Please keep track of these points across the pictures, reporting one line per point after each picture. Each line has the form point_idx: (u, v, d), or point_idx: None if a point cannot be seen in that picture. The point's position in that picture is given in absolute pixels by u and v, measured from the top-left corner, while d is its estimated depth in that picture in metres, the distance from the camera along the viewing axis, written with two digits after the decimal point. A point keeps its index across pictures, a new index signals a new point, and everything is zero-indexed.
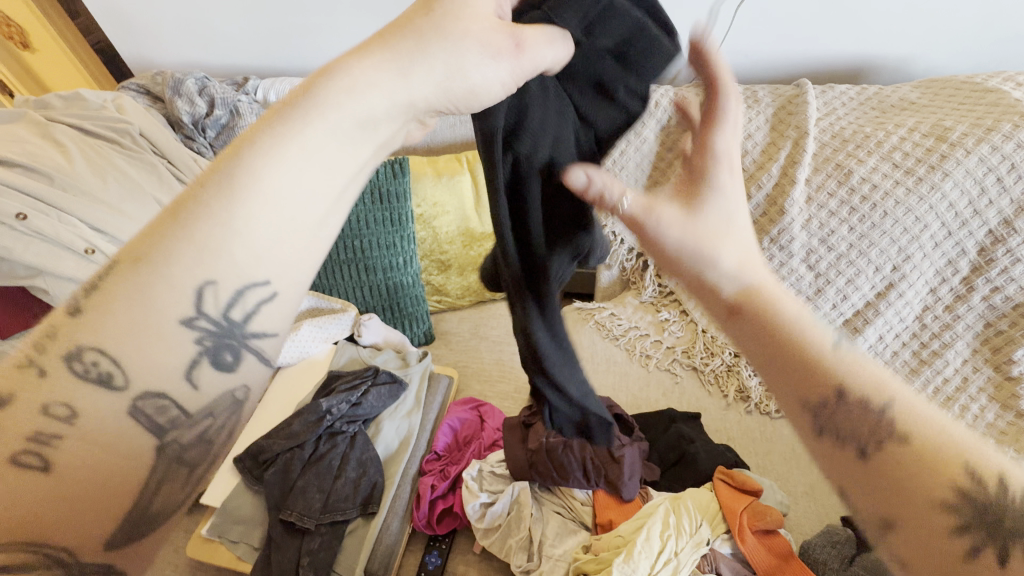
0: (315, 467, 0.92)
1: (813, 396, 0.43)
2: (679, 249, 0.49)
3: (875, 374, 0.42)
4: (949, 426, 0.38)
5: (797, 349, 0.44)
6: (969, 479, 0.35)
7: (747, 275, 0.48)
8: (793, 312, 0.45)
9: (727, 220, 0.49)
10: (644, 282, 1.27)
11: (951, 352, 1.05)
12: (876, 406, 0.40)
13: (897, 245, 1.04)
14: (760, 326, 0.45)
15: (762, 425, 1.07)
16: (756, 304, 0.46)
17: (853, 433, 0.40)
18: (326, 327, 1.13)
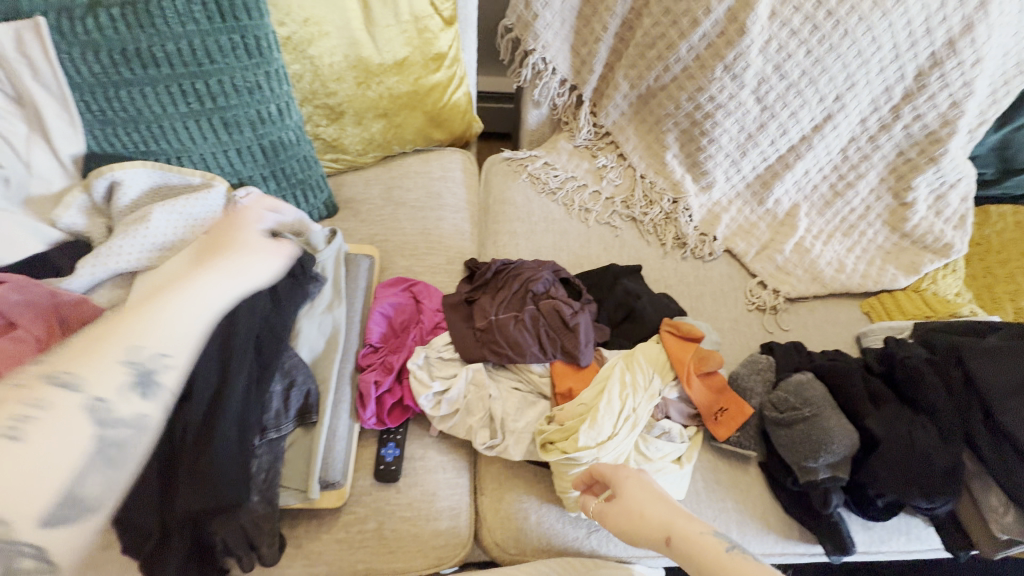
0: (229, 386, 0.72)
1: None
2: (636, 514, 0.63)
3: (713, 542, 0.56)
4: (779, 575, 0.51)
5: (698, 551, 0.56)
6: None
7: (661, 509, 0.62)
8: (713, 548, 0.55)
9: (642, 491, 0.65)
10: (578, 122, 1.16)
11: (863, 183, 1.10)
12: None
13: (846, 71, 0.97)
14: (679, 539, 0.58)
15: (695, 270, 1.10)
16: (685, 542, 0.57)
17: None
18: (188, 209, 0.83)
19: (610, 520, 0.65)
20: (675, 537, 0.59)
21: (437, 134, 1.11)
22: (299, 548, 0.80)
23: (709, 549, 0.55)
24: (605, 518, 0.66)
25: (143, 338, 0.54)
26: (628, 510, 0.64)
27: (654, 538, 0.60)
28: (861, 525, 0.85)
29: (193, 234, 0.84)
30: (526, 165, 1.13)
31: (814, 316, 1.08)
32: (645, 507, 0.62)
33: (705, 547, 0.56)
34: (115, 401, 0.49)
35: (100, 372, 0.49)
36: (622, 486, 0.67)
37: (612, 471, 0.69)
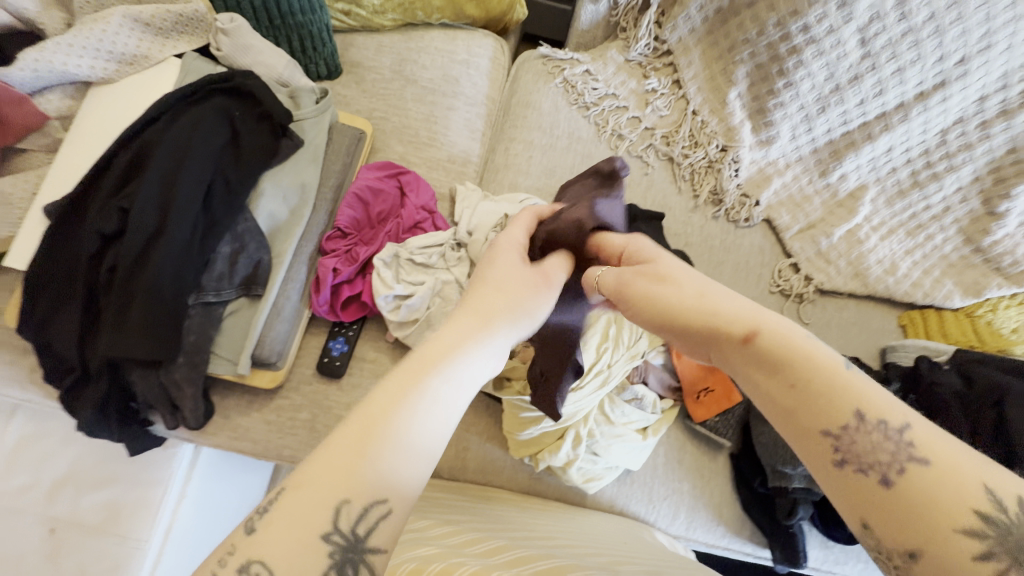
0: (166, 226, 0.66)
1: (828, 419, 0.36)
2: (694, 299, 0.47)
3: (841, 372, 0.37)
4: (944, 441, 0.33)
5: (804, 363, 0.38)
6: (992, 505, 0.29)
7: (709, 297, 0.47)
8: (828, 363, 0.38)
9: (692, 278, 0.50)
10: (638, 30, 0.97)
11: (951, 178, 0.90)
12: (893, 429, 0.34)
13: (985, 26, 0.77)
14: (771, 352, 0.40)
15: (723, 234, 0.96)
16: (772, 342, 0.40)
17: (872, 460, 0.33)
18: (157, 23, 0.75)
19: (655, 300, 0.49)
20: (766, 329, 0.41)
21: (470, 8, 0.94)
22: (227, 420, 0.76)
23: (821, 364, 0.38)
24: (645, 298, 0.50)
25: (368, 475, 0.33)
26: (666, 293, 0.49)
27: (729, 333, 0.43)
28: (818, 543, 0.79)
29: (159, 52, 0.76)
30: (563, 69, 0.96)
31: (841, 316, 0.95)
32: (711, 300, 0.46)
33: (812, 364, 0.38)
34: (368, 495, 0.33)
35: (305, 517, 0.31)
36: (662, 261, 0.53)
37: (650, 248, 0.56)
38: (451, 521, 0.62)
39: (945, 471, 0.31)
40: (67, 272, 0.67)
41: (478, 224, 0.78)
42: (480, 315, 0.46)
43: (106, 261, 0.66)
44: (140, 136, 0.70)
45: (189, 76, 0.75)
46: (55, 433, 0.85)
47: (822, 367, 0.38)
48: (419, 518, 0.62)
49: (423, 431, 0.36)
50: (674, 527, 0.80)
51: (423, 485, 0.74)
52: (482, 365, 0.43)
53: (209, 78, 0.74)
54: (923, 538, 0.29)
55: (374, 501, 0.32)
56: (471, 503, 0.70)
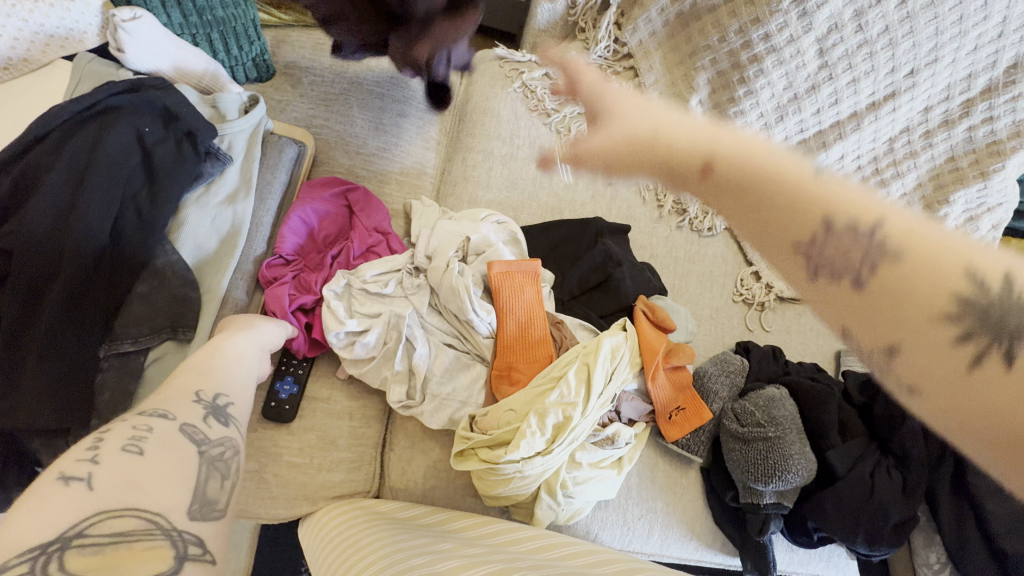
0: (62, 270, 0.55)
1: (795, 234, 0.36)
2: (752, 172, 0.36)
3: (908, 219, 0.34)
4: (896, 211, 0.34)
5: (796, 185, 0.36)
6: (972, 286, 0.30)
7: (778, 156, 0.37)
8: (798, 172, 0.36)
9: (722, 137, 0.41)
10: (598, 32, 0.93)
11: (898, 184, 0.93)
12: (869, 227, 0.34)
13: (935, 40, 0.79)
14: (763, 211, 0.36)
15: (687, 245, 0.95)
16: (737, 159, 0.37)
17: (844, 265, 0.34)
18: (37, 19, 0.62)
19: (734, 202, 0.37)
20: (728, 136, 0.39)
21: None
22: None
23: (777, 158, 0.37)
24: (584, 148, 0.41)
25: (213, 380, 0.48)
26: (744, 160, 0.37)
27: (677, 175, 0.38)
28: (784, 547, 0.81)
29: (43, 55, 0.65)
30: (521, 72, 0.91)
31: (800, 322, 0.96)
32: (829, 199, 0.35)
33: (781, 173, 0.36)
34: (198, 429, 0.41)
35: (183, 407, 0.42)
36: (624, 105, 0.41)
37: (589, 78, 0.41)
38: (461, 556, 0.56)
39: (919, 249, 0.32)
40: None
41: (437, 247, 0.74)
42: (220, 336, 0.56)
43: None
44: (25, 156, 0.59)
45: (84, 84, 0.64)
46: None
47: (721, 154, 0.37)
48: (422, 553, 0.56)
49: (249, 365, 0.55)
50: (649, 545, 0.79)
51: (403, 504, 0.71)
52: (248, 353, 0.56)
53: (108, 85, 0.63)
54: (901, 329, 0.31)
55: (217, 395, 0.47)
56: (478, 530, 0.66)
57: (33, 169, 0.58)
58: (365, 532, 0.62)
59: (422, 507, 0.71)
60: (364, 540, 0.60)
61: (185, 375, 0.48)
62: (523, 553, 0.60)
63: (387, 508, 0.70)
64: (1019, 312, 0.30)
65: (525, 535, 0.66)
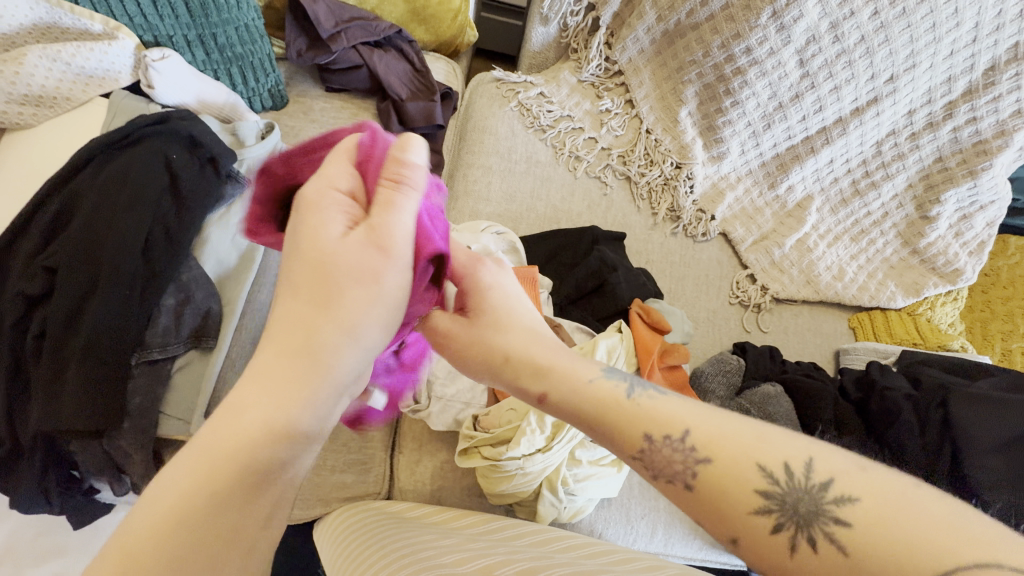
0: (98, 286, 0.61)
1: (627, 449, 0.41)
2: (600, 403, 0.43)
3: (680, 411, 0.40)
4: (688, 417, 0.40)
5: (586, 390, 0.44)
6: (768, 481, 0.35)
7: (585, 376, 0.45)
8: (611, 393, 0.43)
9: (522, 304, 0.51)
10: (589, 52, 0.99)
11: (888, 185, 0.96)
12: (678, 439, 0.39)
13: (910, 47, 0.82)
14: (569, 412, 0.44)
15: (682, 250, 0.98)
16: (565, 390, 0.44)
17: (673, 469, 0.38)
18: (78, 62, 0.69)
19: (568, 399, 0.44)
20: (546, 346, 0.48)
21: (420, 33, 0.94)
22: None
23: (603, 388, 0.44)
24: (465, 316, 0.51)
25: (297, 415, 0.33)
26: (568, 382, 0.45)
27: (526, 392, 0.46)
28: None
29: (82, 93, 0.72)
30: (517, 92, 0.97)
31: (797, 322, 0.98)
32: (650, 414, 0.41)
33: (606, 397, 0.43)
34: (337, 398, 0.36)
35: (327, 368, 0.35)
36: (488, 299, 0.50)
37: (466, 257, 0.52)
38: (464, 551, 0.59)
39: (724, 460, 0.36)
40: None
41: None
42: (393, 187, 0.38)
43: (33, 326, 0.60)
44: (66, 185, 0.65)
45: (119, 118, 0.71)
46: None
47: (558, 373, 0.46)
48: (429, 547, 0.59)
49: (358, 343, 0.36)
50: (653, 545, 0.80)
51: (411, 503, 0.74)
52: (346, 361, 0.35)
53: (140, 119, 0.70)
54: (733, 528, 0.35)
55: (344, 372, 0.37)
56: (481, 526, 0.69)
57: (74, 197, 0.64)
58: (374, 531, 0.65)
59: (428, 507, 0.74)
60: (375, 537, 0.63)
61: (314, 288, 0.35)
62: (525, 547, 0.63)
63: (397, 508, 0.73)
64: (809, 502, 0.33)
65: (528, 530, 0.69)
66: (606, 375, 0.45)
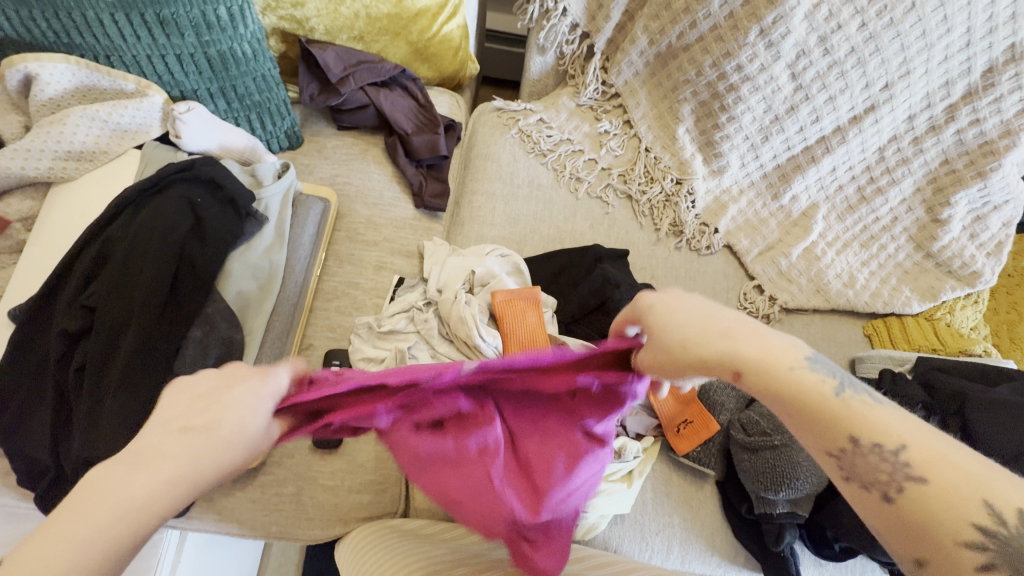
0: (132, 322, 0.66)
1: (826, 445, 0.37)
2: (793, 399, 0.38)
3: (897, 423, 0.35)
4: (900, 424, 0.35)
5: (779, 373, 0.38)
6: (990, 517, 0.29)
7: (786, 359, 0.39)
8: (822, 388, 0.37)
9: (688, 304, 0.45)
10: (585, 77, 1.02)
11: (895, 190, 0.95)
12: (889, 451, 0.34)
13: (903, 54, 0.83)
14: (767, 396, 0.39)
15: (688, 264, 0.99)
16: (761, 371, 0.39)
17: (873, 479, 0.34)
18: (114, 118, 0.77)
19: (769, 386, 0.39)
20: (745, 328, 0.41)
21: (423, 70, 1.00)
22: (211, 502, 0.75)
23: (817, 383, 0.38)
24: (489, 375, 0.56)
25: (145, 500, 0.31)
26: (771, 372, 0.38)
27: (712, 367, 0.41)
28: (812, 562, 0.80)
29: (118, 146, 0.79)
30: (518, 119, 1.01)
31: (808, 332, 0.98)
32: (857, 429, 0.35)
33: (812, 396, 0.37)
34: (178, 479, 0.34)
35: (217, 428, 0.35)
36: (671, 300, 0.45)
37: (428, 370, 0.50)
38: (474, 564, 0.61)
39: (941, 479, 0.32)
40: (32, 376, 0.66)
41: (447, 281, 0.82)
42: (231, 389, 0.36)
43: (74, 361, 0.66)
44: (103, 231, 0.72)
45: (151, 166, 0.78)
46: None
47: (740, 342, 0.40)
48: (440, 562, 0.61)
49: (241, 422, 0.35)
50: (670, 561, 0.80)
51: (426, 521, 0.76)
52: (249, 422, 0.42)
53: (168, 167, 0.76)
54: (927, 547, 0.31)
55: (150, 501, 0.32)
56: (492, 541, 0.70)
57: (111, 241, 0.71)
58: (388, 547, 0.67)
59: (443, 525, 0.76)
60: (389, 553, 0.66)
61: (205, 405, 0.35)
62: None
63: (412, 525, 0.75)
64: None
65: None
66: (810, 359, 0.39)
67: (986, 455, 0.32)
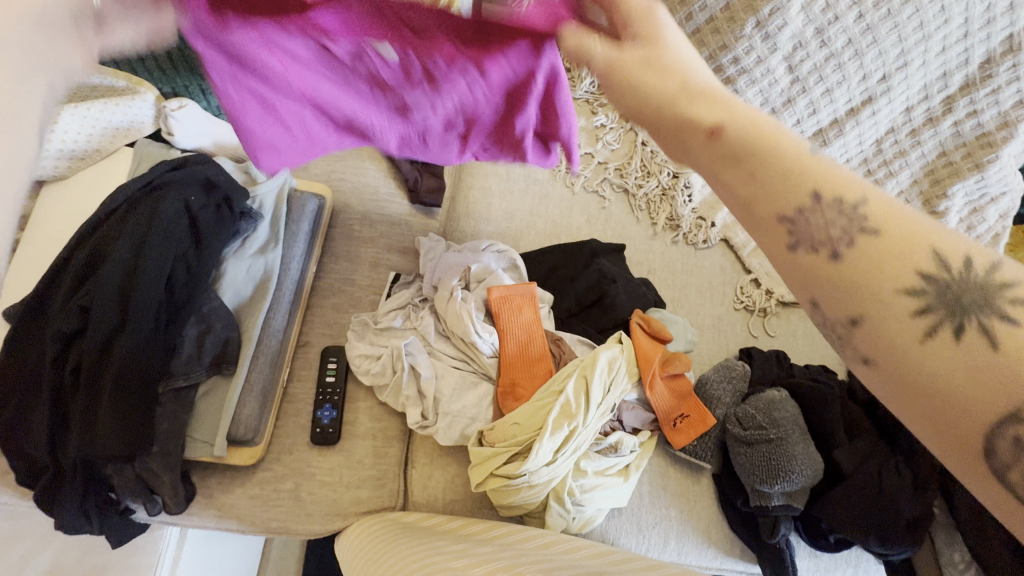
0: (127, 321, 0.66)
1: (787, 202, 0.35)
2: (755, 133, 0.35)
3: (873, 190, 0.34)
4: (863, 182, 0.34)
5: (769, 150, 0.35)
6: (937, 266, 0.30)
7: (755, 111, 0.36)
8: (795, 147, 0.35)
9: (680, 52, 0.39)
10: (582, 70, 1.01)
11: (892, 182, 0.95)
12: (851, 204, 0.33)
13: (900, 46, 0.82)
14: (746, 140, 0.35)
15: (685, 258, 0.99)
16: (748, 125, 0.35)
17: (821, 238, 0.33)
18: (106, 116, 0.76)
19: (738, 127, 0.36)
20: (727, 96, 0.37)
21: None
22: (211, 499, 0.75)
23: (784, 137, 0.36)
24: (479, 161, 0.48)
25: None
26: (746, 122, 0.36)
27: (691, 124, 0.37)
28: (808, 553, 0.81)
29: (110, 145, 0.79)
30: None
31: (806, 325, 0.98)
32: (784, 144, 0.35)
33: (791, 151, 0.35)
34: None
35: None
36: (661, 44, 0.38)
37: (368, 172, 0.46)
38: (471, 555, 0.61)
39: (896, 233, 0.32)
40: (28, 376, 0.66)
41: (443, 278, 0.82)
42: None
43: (70, 361, 0.65)
44: (97, 230, 0.71)
45: (142, 164, 0.77)
46: (31, 533, 0.75)
47: (726, 102, 0.37)
48: (437, 553, 0.61)
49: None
50: (666, 554, 0.80)
51: (425, 514, 0.77)
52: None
53: (161, 165, 0.76)
54: (886, 326, 0.30)
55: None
56: (490, 533, 0.70)
57: (104, 240, 0.70)
58: (386, 541, 0.68)
59: (442, 518, 0.76)
60: (387, 547, 0.66)
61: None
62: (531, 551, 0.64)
63: (412, 518, 0.75)
64: (973, 292, 0.30)
65: (534, 532, 0.71)
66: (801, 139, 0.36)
67: (936, 221, 0.33)
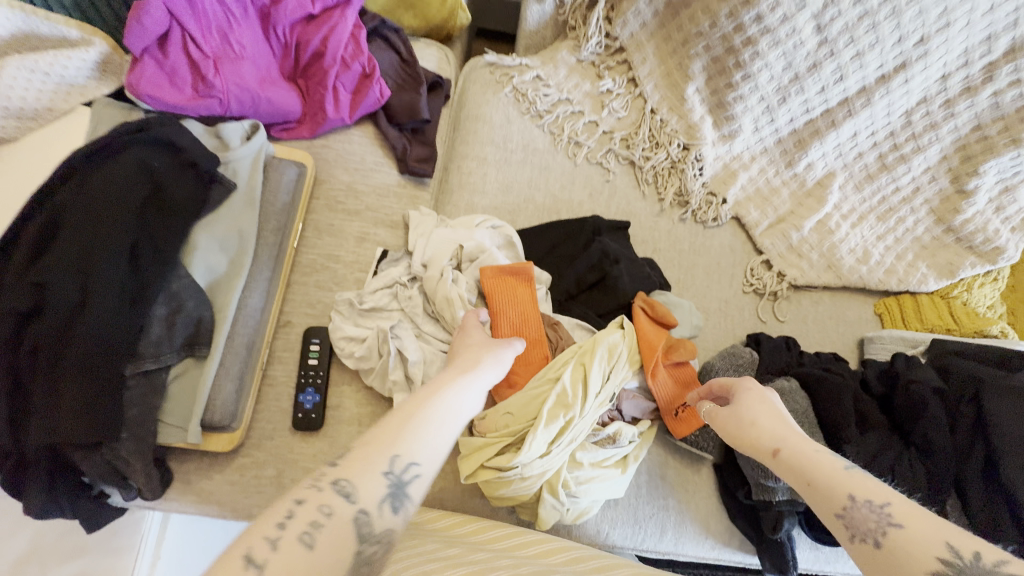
0: (87, 299, 0.61)
1: (831, 506, 0.45)
2: (803, 464, 0.49)
3: (873, 498, 0.43)
4: (883, 494, 0.43)
5: (810, 458, 0.49)
6: (952, 552, 0.37)
7: (786, 441, 0.51)
8: (829, 463, 0.48)
9: (752, 408, 0.57)
10: (587, 28, 0.93)
11: (919, 158, 0.87)
12: (876, 504, 0.42)
13: (943, 4, 0.74)
14: (794, 470, 0.49)
15: (692, 236, 0.93)
16: (794, 453, 0.50)
17: (864, 527, 0.42)
18: (57, 71, 0.70)
19: (796, 454, 0.50)
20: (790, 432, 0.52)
21: (407, 18, 0.92)
22: (188, 484, 0.71)
23: (829, 462, 0.48)
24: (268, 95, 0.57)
25: None
26: (800, 456, 0.49)
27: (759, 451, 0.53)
28: (808, 545, 0.78)
29: (65, 104, 0.73)
30: (512, 76, 0.93)
31: (817, 310, 0.92)
32: (805, 468, 0.48)
33: (823, 467, 0.47)
34: None
35: None
36: (748, 402, 0.58)
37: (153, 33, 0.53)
38: (458, 558, 0.57)
39: (916, 527, 0.40)
40: None
41: (433, 256, 0.77)
42: None
43: (25, 342, 0.60)
44: (52, 198, 0.65)
45: (102, 125, 0.71)
46: None
47: (789, 443, 0.51)
48: (421, 552, 0.58)
49: None
50: (663, 544, 0.78)
51: None
52: (467, 400, 0.53)
53: (121, 127, 0.69)
54: None
55: None
56: (480, 534, 0.67)
57: (59, 209, 0.64)
58: None
59: (433, 511, 0.73)
60: None
61: None
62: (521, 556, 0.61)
63: None
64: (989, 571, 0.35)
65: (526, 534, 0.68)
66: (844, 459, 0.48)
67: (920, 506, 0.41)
